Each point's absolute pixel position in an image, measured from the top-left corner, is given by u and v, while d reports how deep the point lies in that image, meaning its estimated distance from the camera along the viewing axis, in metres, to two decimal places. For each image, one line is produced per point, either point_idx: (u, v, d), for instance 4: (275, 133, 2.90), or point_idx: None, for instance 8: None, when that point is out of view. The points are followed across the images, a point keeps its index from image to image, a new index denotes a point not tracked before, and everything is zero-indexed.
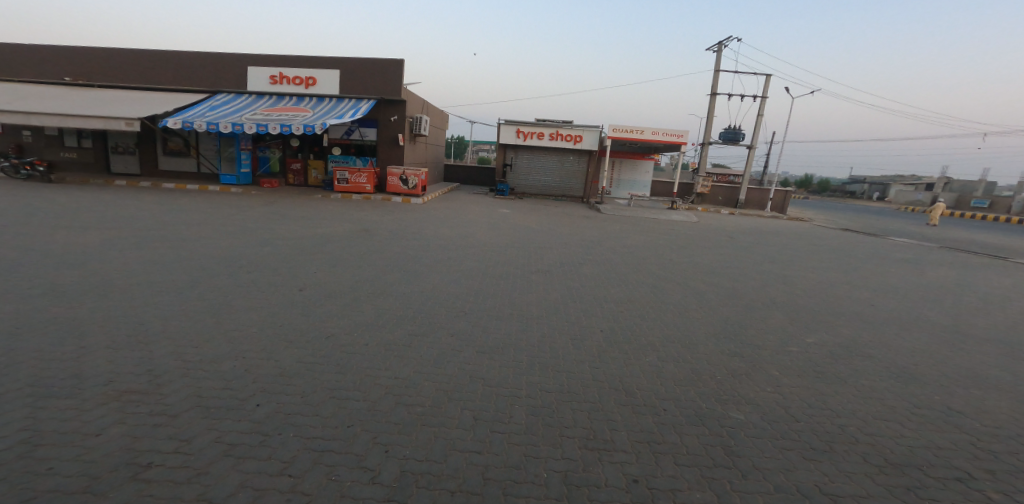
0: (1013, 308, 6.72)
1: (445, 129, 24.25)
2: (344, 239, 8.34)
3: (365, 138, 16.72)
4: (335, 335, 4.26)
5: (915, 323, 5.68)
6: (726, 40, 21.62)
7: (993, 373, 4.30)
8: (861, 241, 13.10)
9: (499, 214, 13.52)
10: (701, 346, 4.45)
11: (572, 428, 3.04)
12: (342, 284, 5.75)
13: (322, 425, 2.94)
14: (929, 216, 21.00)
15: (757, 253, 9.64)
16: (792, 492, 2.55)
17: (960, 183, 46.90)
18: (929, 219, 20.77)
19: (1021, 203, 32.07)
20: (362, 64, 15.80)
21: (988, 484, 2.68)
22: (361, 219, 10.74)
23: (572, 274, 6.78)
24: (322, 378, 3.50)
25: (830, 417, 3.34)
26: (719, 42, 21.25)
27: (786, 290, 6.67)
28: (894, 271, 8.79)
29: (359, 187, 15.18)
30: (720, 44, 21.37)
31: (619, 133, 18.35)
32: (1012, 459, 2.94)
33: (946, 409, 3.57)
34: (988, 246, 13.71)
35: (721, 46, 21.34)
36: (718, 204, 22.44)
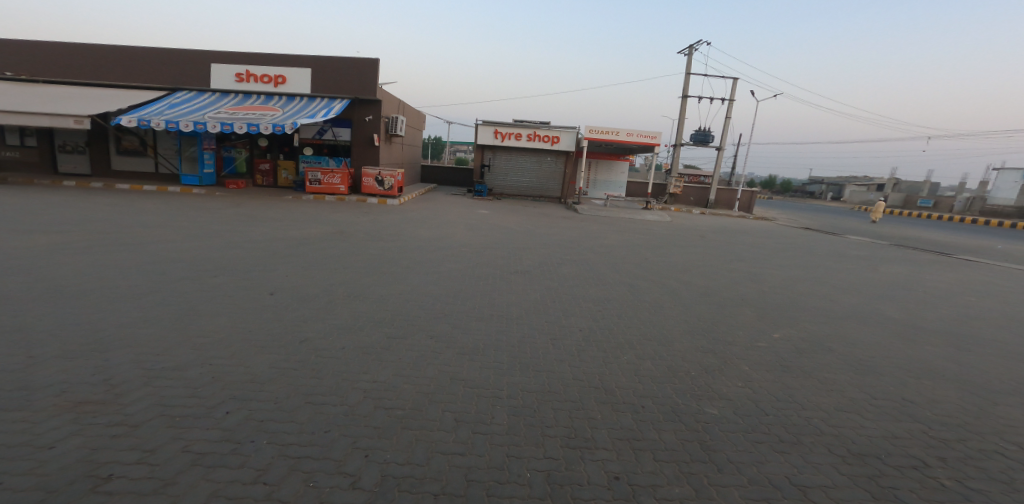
0: (963, 301, 7.16)
1: (422, 129, 24.05)
2: (317, 241, 8.16)
3: (339, 138, 16.42)
4: (310, 339, 4.17)
5: (875, 317, 5.99)
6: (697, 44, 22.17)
7: (945, 364, 4.57)
8: (823, 239, 13.68)
9: (476, 214, 13.48)
10: (678, 343, 4.57)
11: (554, 428, 3.07)
12: (316, 287, 5.63)
13: (298, 432, 2.87)
14: (874, 212, 22.29)
15: (728, 252, 9.94)
16: (765, 484, 2.65)
17: (909, 184, 49.68)
18: (873, 215, 22.07)
19: (962, 202, 34.22)
20: (336, 62, 15.48)
21: (941, 471, 2.85)
22: (333, 221, 10.53)
23: (552, 274, 6.85)
24: (297, 384, 3.42)
25: (797, 410, 3.49)
26: (690, 46, 21.78)
27: (756, 288, 6.91)
28: (855, 268, 9.21)
29: (332, 188, 14.85)
30: (690, 48, 21.91)
31: (595, 133, 18.60)
32: (962, 446, 3.14)
33: (905, 400, 3.77)
34: (936, 244, 14.57)
35: (691, 50, 21.88)
36: (688, 203, 23.24)
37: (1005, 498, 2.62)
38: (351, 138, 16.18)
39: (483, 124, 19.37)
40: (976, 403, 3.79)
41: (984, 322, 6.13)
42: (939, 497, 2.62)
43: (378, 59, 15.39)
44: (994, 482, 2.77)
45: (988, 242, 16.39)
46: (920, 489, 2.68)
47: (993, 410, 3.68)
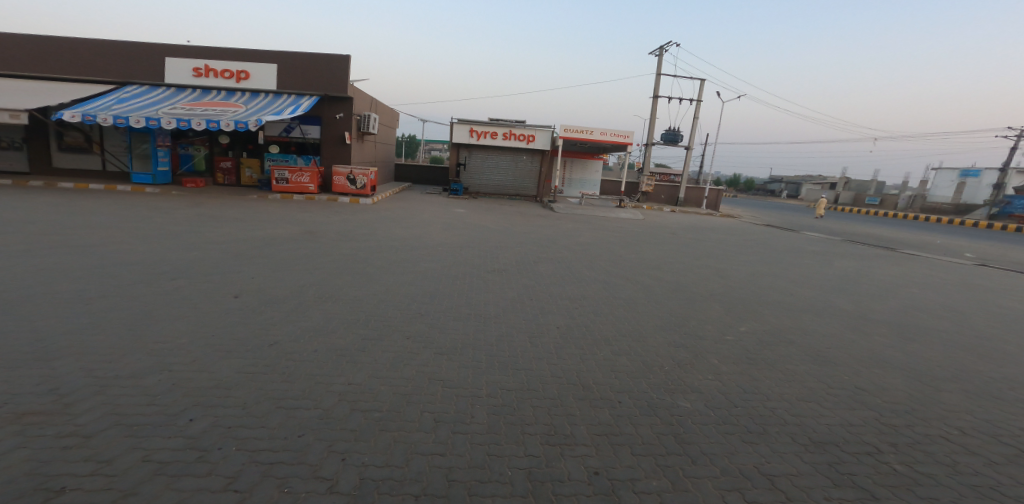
0: (913, 294, 7.63)
1: (395, 127, 23.69)
2: (284, 242, 7.92)
3: (307, 136, 15.87)
4: (280, 343, 4.05)
5: (834, 311, 6.30)
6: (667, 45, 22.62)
7: (896, 354, 4.87)
8: (785, 236, 14.29)
9: (451, 213, 13.38)
10: (652, 338, 4.69)
11: (533, 425, 3.09)
12: (284, 289, 5.47)
13: (269, 437, 2.79)
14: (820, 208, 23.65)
15: (698, 248, 10.24)
16: (736, 474, 2.75)
17: (859, 183, 52.53)
18: (816, 211, 23.56)
19: (907, 200, 36.42)
20: (304, 59, 15.05)
21: (893, 456, 3.04)
22: (302, 221, 10.25)
23: (530, 272, 6.88)
24: (266, 388, 3.32)
25: (763, 401, 3.64)
26: (661, 47, 22.23)
27: (726, 283, 7.16)
28: (817, 264, 9.66)
29: (301, 187, 14.41)
30: (661, 49, 22.37)
31: (569, 133, 18.74)
32: (910, 432, 3.35)
33: (861, 389, 4.00)
34: (885, 239, 15.46)
35: (662, 51, 22.34)
36: (660, 201, 23.82)
37: (950, 480, 2.81)
38: (320, 136, 15.73)
39: (458, 123, 19.29)
40: (924, 391, 4.05)
41: (931, 313, 6.55)
42: (893, 481, 2.78)
43: (349, 56, 15.06)
44: (940, 465, 2.96)
45: (930, 237, 17.52)
46: (876, 474, 2.84)
47: (939, 397, 3.94)
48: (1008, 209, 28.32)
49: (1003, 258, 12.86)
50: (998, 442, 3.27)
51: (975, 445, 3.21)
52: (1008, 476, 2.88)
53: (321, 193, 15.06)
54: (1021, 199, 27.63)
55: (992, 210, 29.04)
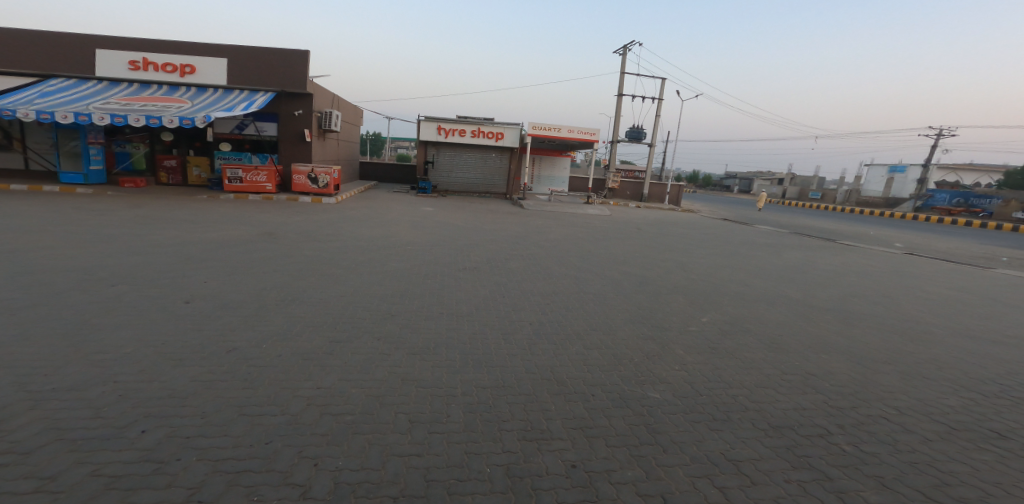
0: (858, 283, 8.19)
1: (360, 125, 23.15)
2: (240, 244, 7.59)
3: (263, 133, 15.20)
4: (239, 349, 3.88)
5: (788, 300, 6.67)
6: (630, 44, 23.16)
7: (842, 339, 5.21)
8: (741, 229, 14.97)
9: (418, 212, 13.19)
10: (622, 331, 4.81)
11: (510, 422, 3.11)
12: (242, 292, 5.25)
13: (233, 445, 2.67)
14: (762, 201, 25.19)
15: (662, 243, 10.59)
16: (704, 461, 2.87)
17: (804, 179, 55.78)
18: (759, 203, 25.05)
19: (845, 195, 39.01)
20: (259, 53, 14.37)
21: (842, 437, 3.25)
22: (258, 221, 9.83)
23: (502, 270, 6.90)
24: (228, 395, 3.17)
25: (725, 389, 3.82)
26: (624, 47, 22.76)
27: (690, 276, 7.44)
28: (773, 256, 10.17)
29: (256, 187, 13.79)
30: (624, 49, 22.90)
31: (538, 131, 18.84)
32: (856, 413, 3.60)
33: (813, 374, 4.25)
34: (828, 232, 16.45)
35: (625, 50, 22.88)
36: (626, 197, 24.61)
37: (893, 457, 3.04)
38: (277, 133, 15.12)
39: (425, 121, 18.89)
40: (868, 373, 4.35)
41: (873, 300, 7.04)
42: (844, 461, 2.98)
43: (307, 50, 14.48)
44: (883, 444, 3.20)
45: (867, 229, 18.78)
46: (828, 455, 3.03)
47: (881, 379, 4.24)
48: (931, 202, 30.83)
49: (929, 247, 14.04)
50: (932, 420, 3.56)
51: (912, 423, 3.49)
52: (940, 451, 3.14)
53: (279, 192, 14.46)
54: (941, 192, 30.12)
55: (917, 204, 31.55)
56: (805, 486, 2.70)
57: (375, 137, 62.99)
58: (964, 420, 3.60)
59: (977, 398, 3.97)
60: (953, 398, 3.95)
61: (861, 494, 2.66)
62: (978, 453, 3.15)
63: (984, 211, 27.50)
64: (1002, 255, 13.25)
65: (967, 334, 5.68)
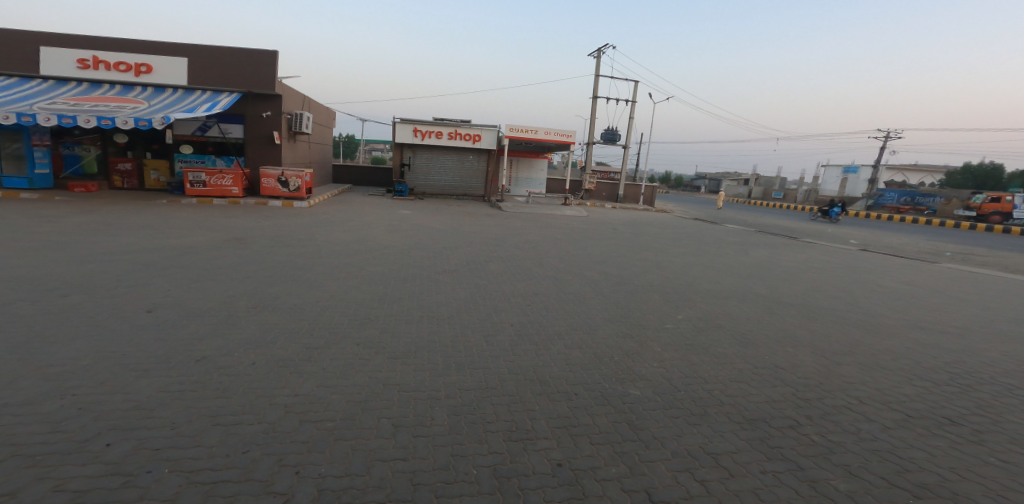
0: (823, 279, 8.53)
1: (332, 127, 22.71)
2: (206, 250, 7.33)
3: (227, 135, 14.67)
4: (208, 358, 3.72)
5: (758, 296, 6.90)
6: (604, 47, 23.48)
7: (809, 333, 5.42)
8: (711, 228, 15.38)
9: (393, 215, 13.03)
10: (602, 330, 4.88)
11: (495, 423, 3.10)
12: (209, 300, 5.06)
13: (208, 455, 2.57)
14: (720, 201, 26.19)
15: (638, 242, 10.79)
16: (685, 455, 2.94)
17: (766, 181, 57.82)
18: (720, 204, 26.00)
19: (805, 195, 40.63)
20: (224, 53, 13.87)
21: (811, 427, 3.38)
22: (224, 226, 9.50)
23: (481, 271, 6.89)
24: (200, 405, 3.05)
25: (701, 384, 3.92)
26: (598, 49, 23.07)
27: (666, 275, 7.60)
28: (743, 253, 10.53)
29: (221, 190, 13.30)
30: (598, 51, 23.19)
31: (515, 132, 18.83)
32: (822, 404, 3.76)
33: (783, 367, 4.41)
34: (789, 230, 17.08)
35: (599, 53, 23.17)
36: (602, 198, 25.04)
37: (857, 445, 3.18)
38: (244, 135, 14.64)
39: (401, 123, 18.68)
40: (833, 365, 4.55)
41: (837, 295, 7.36)
42: (813, 450, 3.09)
43: (276, 50, 14.06)
44: (847, 433, 3.34)
45: (825, 227, 19.58)
46: (800, 446, 3.14)
47: (845, 370, 4.44)
48: (881, 201, 32.40)
49: (880, 242, 14.89)
50: (891, 408, 3.74)
51: (873, 412, 3.67)
52: (899, 438, 3.31)
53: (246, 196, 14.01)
54: (889, 192, 31.63)
55: (868, 202, 33.16)
56: (780, 476, 2.79)
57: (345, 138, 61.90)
58: (920, 408, 3.80)
59: (930, 387, 4.21)
60: (909, 387, 4.17)
61: (831, 482, 2.76)
62: (934, 439, 3.33)
63: (928, 208, 29.32)
64: (947, 249, 14.13)
65: (921, 326, 6.01)
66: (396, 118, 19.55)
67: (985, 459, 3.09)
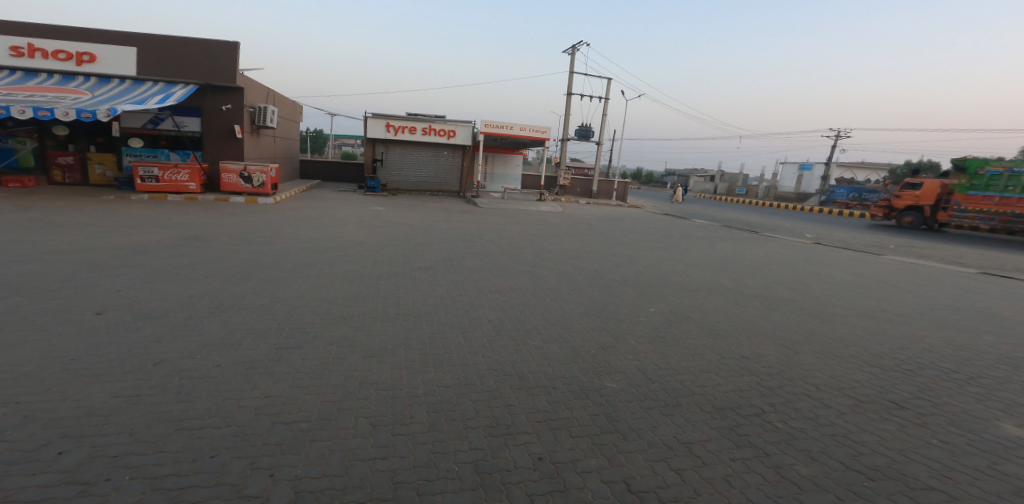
0: (790, 272, 8.88)
1: (299, 121, 22.03)
2: (161, 249, 6.97)
3: (183, 129, 13.96)
4: (167, 361, 3.54)
5: (727, 288, 7.12)
6: (577, 45, 23.65)
7: (771, 323, 5.65)
8: (680, 224, 15.75)
9: (365, 211, 12.76)
10: (578, 324, 4.93)
11: (475, 419, 3.09)
12: (168, 301, 4.83)
13: (173, 461, 2.45)
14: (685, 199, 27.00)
15: (613, 237, 10.94)
16: (660, 445, 3.00)
17: (729, 177, 59.74)
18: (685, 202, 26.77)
19: (765, 191, 42.33)
20: (180, 42, 13.19)
21: (774, 415, 3.52)
22: (182, 224, 9.07)
23: (458, 268, 6.84)
24: (162, 410, 2.90)
25: (674, 375, 4.01)
26: (573, 46, 23.20)
27: (641, 269, 7.76)
28: (711, 248, 10.84)
29: (177, 186, 12.69)
30: (573, 48, 23.33)
31: (490, 128, 18.74)
32: (784, 391, 3.92)
33: (749, 357, 4.57)
34: (753, 225, 17.64)
35: (574, 49, 23.34)
36: (577, 194, 25.30)
37: (816, 431, 3.33)
38: (201, 129, 13.99)
39: (373, 118, 18.28)
40: (796, 354, 4.75)
41: (800, 287, 7.68)
42: (778, 437, 3.22)
43: (238, 43, 13.49)
44: (806, 419, 3.49)
45: (786, 222, 20.35)
46: (766, 433, 3.26)
47: (804, 358, 4.65)
48: (832, 197, 34.12)
49: (832, 237, 15.61)
50: (845, 394, 3.95)
51: (830, 398, 3.86)
52: (852, 423, 3.49)
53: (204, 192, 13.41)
54: (841, 188, 33.36)
55: (822, 198, 34.83)
56: (748, 463, 2.89)
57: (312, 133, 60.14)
58: (871, 392, 4.03)
59: (879, 372, 4.46)
60: (862, 373, 4.41)
61: (795, 467, 2.88)
62: (885, 423, 3.53)
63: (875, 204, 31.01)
64: (896, 242, 15.01)
65: (873, 315, 6.34)
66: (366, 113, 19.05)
67: (927, 440, 3.31)
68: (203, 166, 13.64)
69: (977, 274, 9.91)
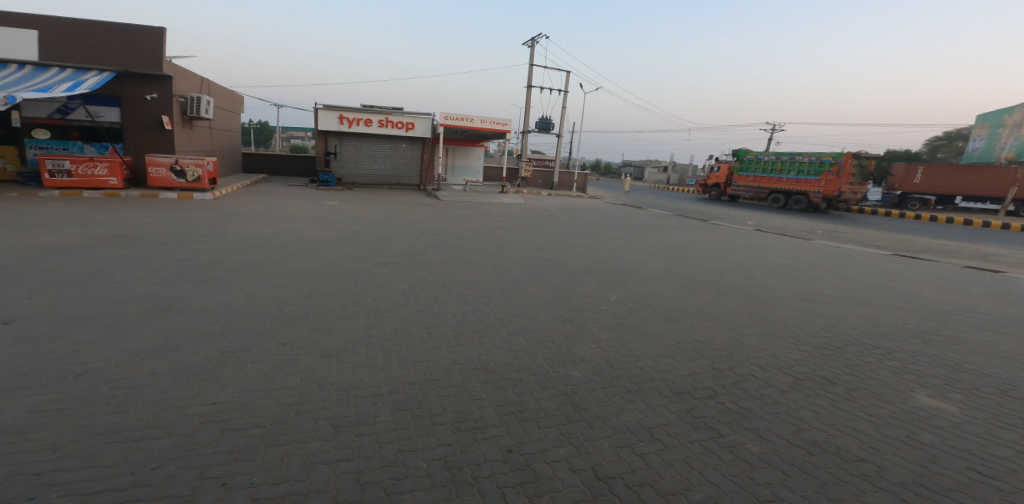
0: (744, 258, 9.32)
1: (240, 112, 20.89)
2: (86, 250, 6.45)
3: (99, 119, 12.87)
4: (93, 371, 3.26)
5: (683, 275, 7.38)
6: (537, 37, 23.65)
7: (724, 308, 5.91)
8: (640, 214, 16.18)
9: (319, 206, 12.29)
10: (543, 315, 4.97)
11: (442, 415, 3.05)
12: (95, 306, 4.47)
13: (108, 475, 2.27)
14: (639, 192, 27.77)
15: (576, 228, 11.10)
16: (625, 431, 3.07)
17: (683, 169, 61.93)
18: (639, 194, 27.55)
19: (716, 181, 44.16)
20: (97, 27, 12.16)
21: (727, 396, 3.68)
22: (111, 223, 8.41)
23: (420, 262, 6.73)
24: (94, 422, 2.68)
25: (635, 362, 4.11)
26: (533, 38, 23.18)
27: (603, 258, 7.91)
28: (670, 236, 11.22)
29: (94, 181, 11.74)
30: (533, 40, 23.30)
31: (450, 120, 18.46)
32: (735, 372, 4.11)
33: (702, 341, 4.76)
34: (703, 214, 18.36)
35: (534, 41, 23.31)
36: (538, 186, 25.43)
37: (764, 409, 3.51)
38: (122, 120, 12.95)
39: (325, 110, 17.61)
40: (745, 336, 4.99)
41: (752, 273, 8.07)
42: (731, 417, 3.37)
43: (163, 28, 12.50)
44: (755, 398, 3.68)
45: (733, 211, 21.35)
46: (722, 414, 3.40)
47: (752, 340, 4.90)
48: None
49: (774, 224, 16.48)
50: (789, 373, 4.18)
51: (777, 377, 4.09)
52: (795, 400, 3.70)
53: (128, 188, 12.49)
54: None
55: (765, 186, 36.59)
56: (705, 444, 3.01)
57: (256, 125, 57.11)
58: (813, 370, 4.30)
59: (818, 351, 4.76)
60: (806, 352, 4.69)
61: (747, 446, 3.02)
62: (822, 398, 3.77)
63: None
64: (834, 228, 16.05)
65: (815, 297, 6.76)
66: (318, 104, 18.40)
67: (864, 414, 3.55)
68: (126, 160, 12.70)
69: (907, 257, 10.72)
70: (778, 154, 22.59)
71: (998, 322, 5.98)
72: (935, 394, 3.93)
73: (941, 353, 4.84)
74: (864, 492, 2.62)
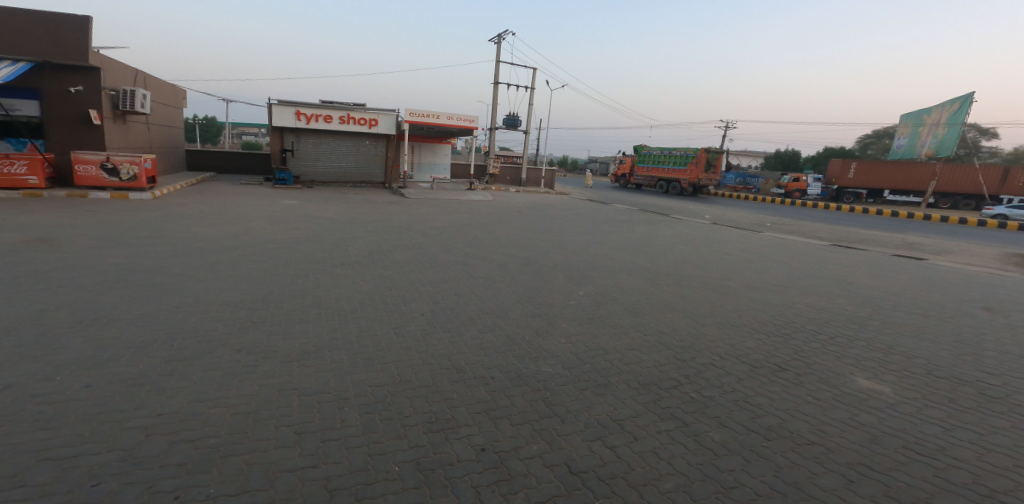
0: (710, 251, 9.64)
1: (182, 107, 19.77)
2: (9, 255, 5.95)
3: (13, 112, 11.95)
4: (18, 386, 3.00)
5: (650, 269, 7.55)
6: (503, 34, 23.64)
7: (686, 300, 6.08)
8: (608, 209, 16.43)
9: (277, 205, 11.83)
10: (512, 312, 4.96)
11: (413, 416, 2.98)
12: (19, 315, 4.12)
13: (40, 497, 2.10)
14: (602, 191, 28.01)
15: (546, 224, 11.16)
16: (596, 425, 3.11)
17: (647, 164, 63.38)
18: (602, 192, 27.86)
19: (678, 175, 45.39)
20: (6, 14, 11.00)
21: (692, 386, 3.78)
22: (40, 226, 7.80)
23: (385, 261, 6.58)
24: (22, 441, 2.47)
25: (603, 355, 4.17)
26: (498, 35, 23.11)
27: (572, 254, 7.98)
28: (638, 231, 11.46)
29: (12, 181, 10.87)
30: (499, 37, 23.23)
31: (416, 117, 18.10)
32: (697, 362, 4.23)
33: (666, 333, 4.87)
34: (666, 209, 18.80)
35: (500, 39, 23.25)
36: (506, 182, 25.45)
37: (724, 398, 3.63)
38: (41, 113, 12.07)
39: (280, 105, 16.89)
40: (706, 327, 5.15)
41: (716, 265, 8.34)
42: (695, 406, 3.47)
43: (87, 17, 11.50)
44: (717, 387, 3.80)
45: (694, 205, 21.94)
46: (687, 404, 3.48)
47: (713, 330, 5.06)
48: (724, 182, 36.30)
49: (728, 217, 17.09)
50: (748, 361, 4.35)
51: (737, 366, 4.24)
52: (753, 387, 3.85)
53: (53, 188, 11.61)
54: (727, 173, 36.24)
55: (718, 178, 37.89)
56: (672, 434, 3.08)
57: (205, 120, 54.39)
58: (769, 357, 4.48)
59: (773, 339, 4.97)
60: (764, 341, 4.88)
61: (710, 434, 3.12)
62: (775, 385, 3.93)
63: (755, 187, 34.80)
64: (788, 221, 16.82)
65: (772, 287, 7.06)
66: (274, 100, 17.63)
67: (817, 398, 3.73)
68: (47, 156, 11.77)
69: (851, 247, 11.38)
70: (661, 150, 28.09)
71: (936, 308, 6.40)
72: (872, 377, 4.17)
73: (876, 337, 5.15)
74: (817, 474, 2.75)
